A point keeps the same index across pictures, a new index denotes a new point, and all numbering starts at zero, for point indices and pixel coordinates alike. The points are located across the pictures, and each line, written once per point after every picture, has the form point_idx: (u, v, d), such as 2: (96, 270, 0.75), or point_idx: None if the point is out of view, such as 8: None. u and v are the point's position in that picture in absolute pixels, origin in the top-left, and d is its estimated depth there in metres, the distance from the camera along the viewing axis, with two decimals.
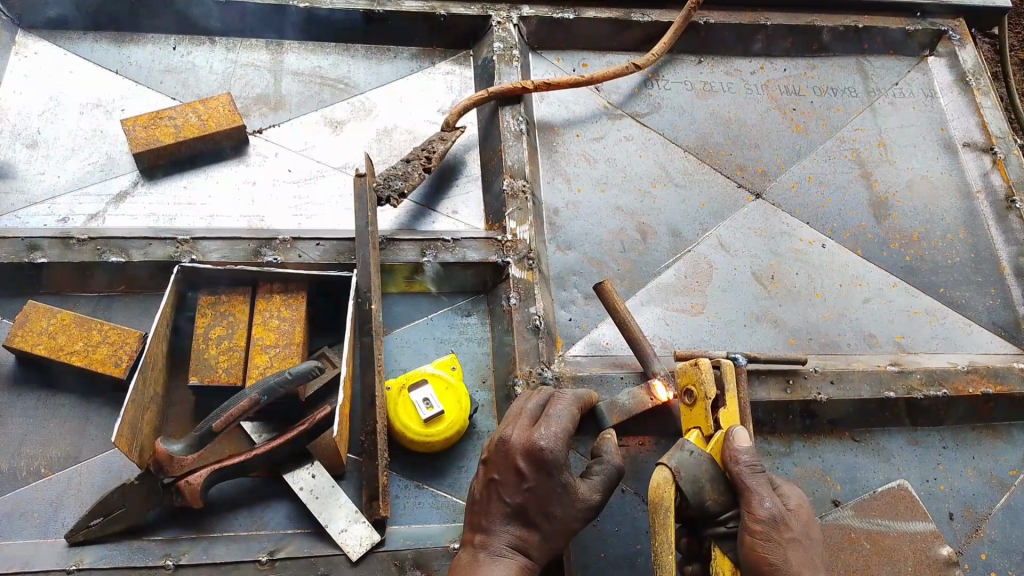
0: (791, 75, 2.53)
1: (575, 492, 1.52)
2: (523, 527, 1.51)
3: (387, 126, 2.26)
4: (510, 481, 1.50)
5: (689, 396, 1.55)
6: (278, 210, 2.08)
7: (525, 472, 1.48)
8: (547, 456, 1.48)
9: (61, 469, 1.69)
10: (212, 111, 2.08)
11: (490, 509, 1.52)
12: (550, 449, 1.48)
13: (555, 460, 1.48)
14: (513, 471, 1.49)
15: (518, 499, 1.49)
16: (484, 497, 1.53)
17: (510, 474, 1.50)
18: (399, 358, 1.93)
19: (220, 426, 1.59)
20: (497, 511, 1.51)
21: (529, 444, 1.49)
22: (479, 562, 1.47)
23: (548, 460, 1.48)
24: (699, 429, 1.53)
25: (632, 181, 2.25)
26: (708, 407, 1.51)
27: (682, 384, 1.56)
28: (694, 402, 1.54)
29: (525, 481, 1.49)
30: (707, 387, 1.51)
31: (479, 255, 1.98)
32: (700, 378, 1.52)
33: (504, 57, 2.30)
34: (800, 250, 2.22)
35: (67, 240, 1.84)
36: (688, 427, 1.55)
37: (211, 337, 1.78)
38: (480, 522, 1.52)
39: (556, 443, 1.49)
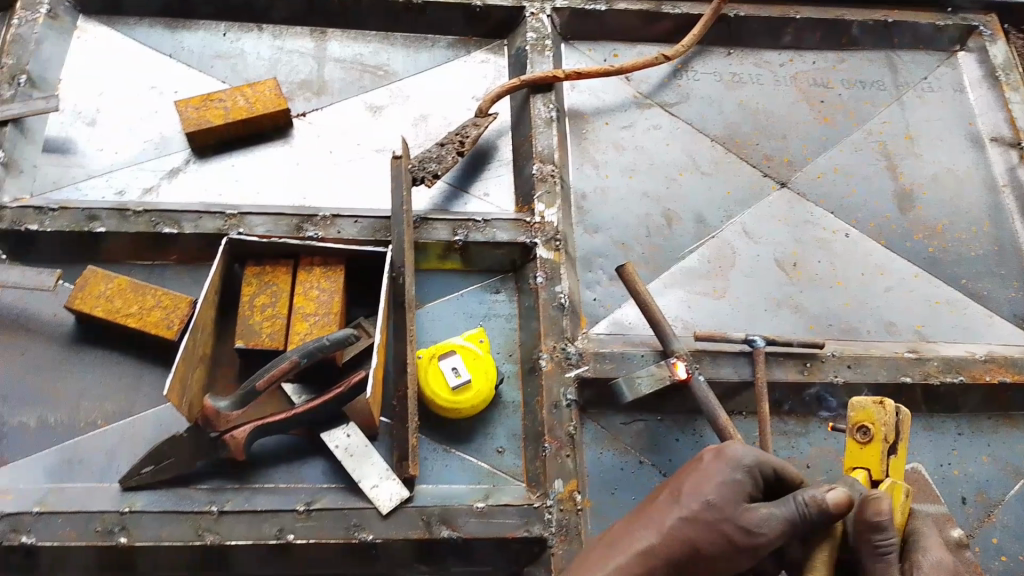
0: (819, 69, 2.57)
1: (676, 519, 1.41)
2: (660, 557, 1.39)
3: (422, 112, 2.35)
4: (664, 510, 1.43)
5: (863, 434, 1.46)
6: (319, 189, 2.18)
7: (676, 503, 1.43)
8: (705, 490, 1.41)
9: (116, 421, 1.82)
10: (259, 95, 2.21)
11: (630, 542, 1.42)
12: (732, 486, 1.41)
13: (716, 501, 1.39)
14: (664, 500, 1.45)
15: (662, 530, 1.40)
16: (626, 527, 1.46)
17: (659, 504, 1.45)
18: (429, 330, 2.03)
19: (264, 384, 1.71)
20: (634, 544, 1.41)
21: (698, 480, 1.43)
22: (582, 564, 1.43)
23: (711, 499, 1.39)
24: (867, 472, 1.47)
25: (659, 168, 2.32)
26: (886, 451, 1.45)
27: (856, 419, 1.48)
28: (867, 439, 1.47)
29: (670, 510, 1.42)
30: (887, 430, 1.45)
31: (508, 235, 2.08)
32: (883, 417, 1.46)
33: (537, 46, 2.39)
34: (823, 239, 2.26)
35: (124, 212, 1.98)
36: (853, 466, 1.47)
37: (255, 303, 1.90)
38: (609, 535, 1.47)
39: (726, 483, 1.40)
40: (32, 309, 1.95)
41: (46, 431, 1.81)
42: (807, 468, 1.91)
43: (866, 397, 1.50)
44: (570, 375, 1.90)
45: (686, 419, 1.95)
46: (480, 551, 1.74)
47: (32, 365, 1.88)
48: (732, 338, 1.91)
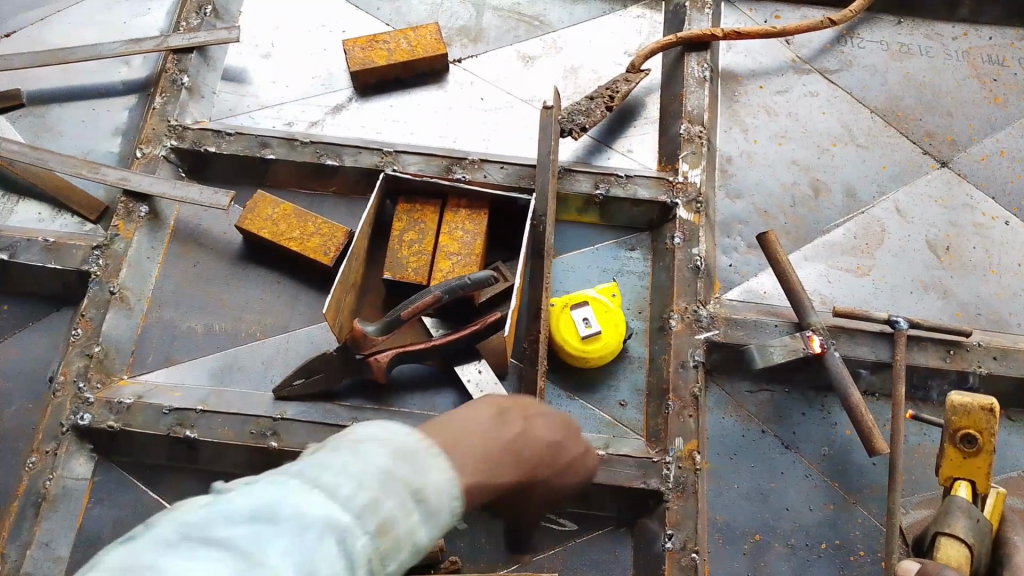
0: (997, 44, 2.40)
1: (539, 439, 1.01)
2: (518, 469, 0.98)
3: (574, 64, 2.38)
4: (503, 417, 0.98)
5: (968, 443, 1.47)
6: (469, 134, 2.26)
7: (540, 425, 1.02)
8: (550, 432, 1.04)
9: (272, 336, 2.00)
10: (420, 39, 2.29)
11: (473, 415, 0.96)
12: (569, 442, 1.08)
13: (557, 445, 1.04)
14: (523, 409, 1.02)
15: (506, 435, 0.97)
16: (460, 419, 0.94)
17: (529, 420, 1.02)
18: (564, 280, 2.09)
19: (408, 314, 1.81)
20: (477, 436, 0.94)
21: (539, 410, 1.04)
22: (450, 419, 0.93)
23: (560, 441, 1.05)
24: (972, 483, 1.47)
25: (811, 137, 2.26)
26: (992, 461, 1.47)
27: (960, 425, 1.48)
28: (974, 449, 1.47)
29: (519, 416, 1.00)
30: (994, 439, 1.46)
31: (649, 194, 2.10)
32: (988, 424, 1.46)
33: (696, 4, 2.38)
34: (981, 225, 2.15)
35: (293, 142, 2.13)
36: (956, 477, 1.47)
37: (404, 239, 2.01)
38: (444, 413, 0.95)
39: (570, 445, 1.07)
40: (205, 225, 2.14)
41: (212, 338, 2.00)
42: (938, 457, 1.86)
43: (970, 399, 1.49)
44: (700, 337, 1.92)
45: (813, 395, 1.94)
46: (596, 496, 1.79)
47: (203, 277, 2.08)
48: (873, 317, 1.87)
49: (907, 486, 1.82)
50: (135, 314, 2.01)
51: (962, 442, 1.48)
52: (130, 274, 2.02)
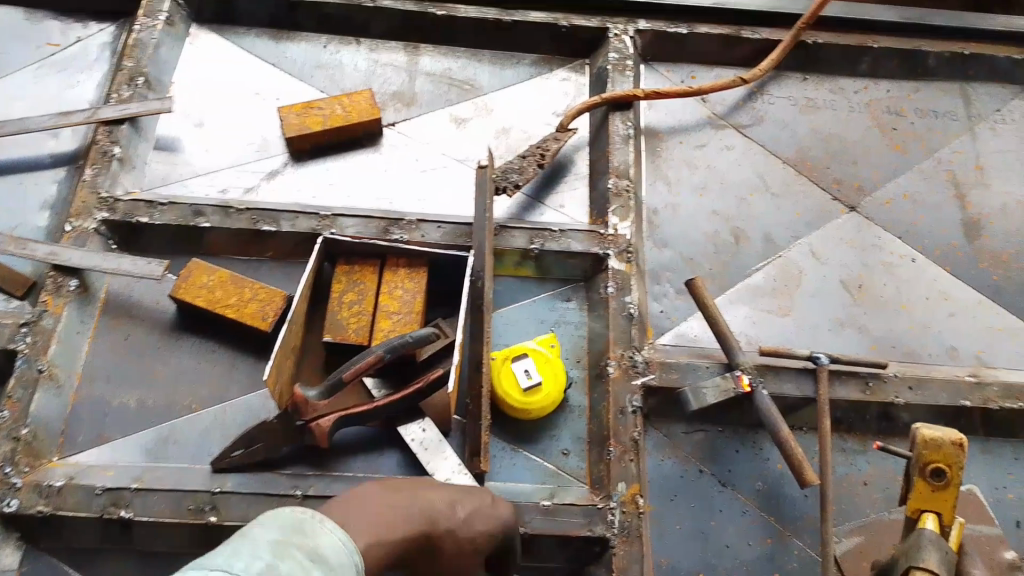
0: (893, 97, 2.60)
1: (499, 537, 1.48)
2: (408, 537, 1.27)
3: (505, 125, 2.48)
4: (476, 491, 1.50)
5: (937, 477, 1.43)
6: (405, 195, 2.32)
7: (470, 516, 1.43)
8: (492, 519, 1.46)
9: (208, 407, 1.99)
10: (355, 105, 2.37)
11: (404, 496, 1.34)
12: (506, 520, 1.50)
13: (485, 525, 1.45)
14: (481, 498, 1.48)
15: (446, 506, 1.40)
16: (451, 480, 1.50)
17: (440, 496, 1.40)
18: (503, 333, 2.15)
19: (349, 376, 1.85)
20: (401, 510, 1.29)
21: (485, 504, 1.48)
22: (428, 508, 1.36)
23: (479, 522, 1.44)
24: (938, 516, 1.43)
25: (729, 188, 2.40)
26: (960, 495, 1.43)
27: (928, 460, 1.43)
28: (943, 483, 1.43)
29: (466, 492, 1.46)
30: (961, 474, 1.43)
31: (582, 246, 2.18)
32: (958, 458, 1.42)
33: (618, 66, 2.49)
34: (889, 263, 2.30)
35: (228, 209, 2.15)
36: (924, 510, 1.43)
37: (344, 299, 2.04)
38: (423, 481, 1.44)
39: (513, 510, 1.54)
40: (137, 296, 2.13)
41: (147, 412, 1.98)
42: (864, 485, 1.96)
43: (941, 433, 1.44)
44: (636, 382, 1.99)
45: (744, 433, 2.02)
46: (542, 547, 1.82)
47: (137, 349, 2.06)
48: (796, 355, 1.97)
49: (837, 515, 1.91)
50: (65, 391, 1.97)
51: (929, 477, 1.44)
52: (59, 352, 1.98)
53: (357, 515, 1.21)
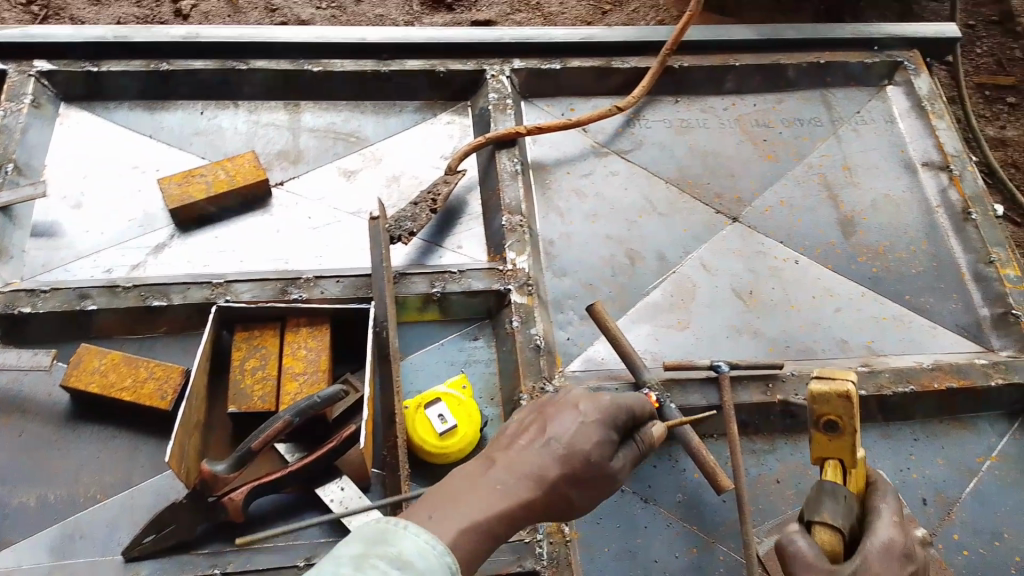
0: (760, 110, 2.76)
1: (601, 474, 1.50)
2: (531, 498, 1.41)
3: (394, 173, 2.50)
4: (562, 412, 1.51)
5: (830, 429, 1.31)
6: (301, 253, 2.30)
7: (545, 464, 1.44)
8: (597, 433, 1.49)
9: (113, 495, 1.90)
10: (238, 168, 2.34)
11: (498, 479, 1.40)
12: (610, 420, 1.53)
13: (592, 451, 1.47)
14: (559, 447, 1.46)
15: (536, 462, 1.44)
16: (528, 422, 1.52)
17: (506, 476, 1.41)
18: (414, 380, 2.15)
19: (258, 444, 1.81)
20: (491, 494, 1.37)
21: (565, 452, 1.46)
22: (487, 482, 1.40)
23: (582, 449, 1.47)
24: (839, 462, 1.36)
25: (619, 212, 2.48)
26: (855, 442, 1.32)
27: (818, 415, 1.31)
28: (835, 436, 1.32)
29: (553, 426, 1.48)
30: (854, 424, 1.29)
31: (483, 284, 2.21)
32: (846, 411, 1.28)
33: (498, 106, 2.56)
34: (775, 267, 2.42)
35: (114, 289, 2.09)
36: (824, 459, 1.36)
37: (246, 367, 2.00)
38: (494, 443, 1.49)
39: (612, 406, 1.54)
40: (25, 389, 2.03)
41: (47, 509, 1.87)
42: (777, 483, 2.03)
43: (827, 387, 1.27)
44: None
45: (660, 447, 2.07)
46: None
47: (31, 445, 1.96)
48: (698, 365, 2.05)
49: (755, 515, 1.97)
50: None
51: (824, 429, 1.32)
52: None
53: (468, 500, 1.35)
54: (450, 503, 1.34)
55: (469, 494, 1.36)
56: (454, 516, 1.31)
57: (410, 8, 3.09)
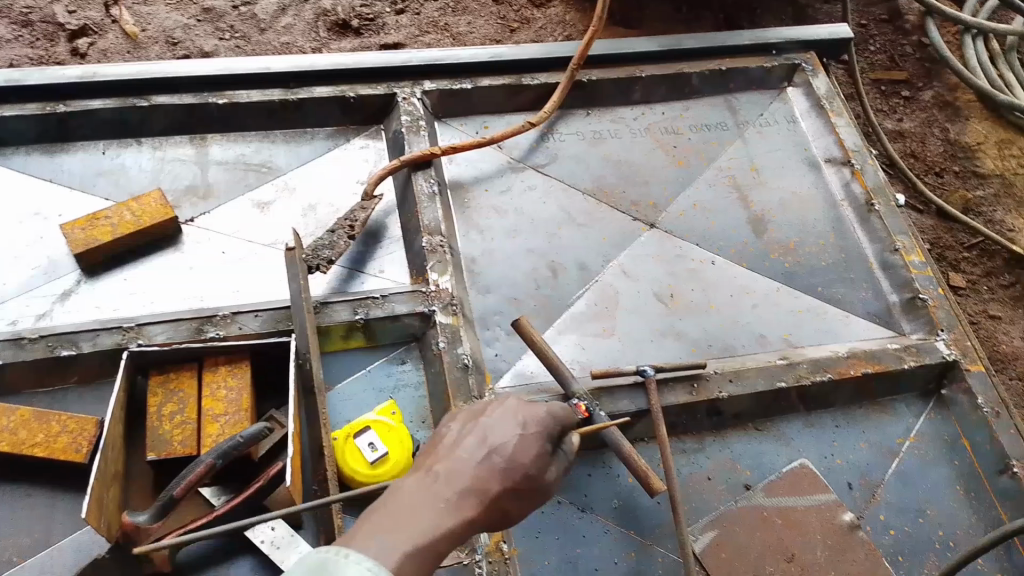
0: (669, 118, 2.83)
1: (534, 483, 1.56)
2: (475, 513, 1.45)
3: (310, 202, 2.46)
4: (503, 422, 1.57)
5: None
6: (217, 290, 2.25)
7: (487, 473, 1.49)
8: (533, 447, 1.57)
9: (32, 557, 1.81)
10: (145, 207, 2.27)
11: (442, 489, 1.44)
12: (546, 432, 1.61)
13: (529, 464, 1.55)
14: (500, 457, 1.52)
15: (477, 475, 1.48)
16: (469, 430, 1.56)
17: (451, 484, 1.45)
18: (342, 409, 2.11)
19: (181, 492, 1.76)
20: (437, 511, 1.40)
21: (505, 462, 1.51)
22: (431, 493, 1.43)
23: (521, 462, 1.53)
24: None
25: (539, 225, 2.50)
26: None
27: None
28: None
29: (495, 436, 1.54)
30: None
31: (406, 307, 2.19)
32: None
33: (412, 128, 2.55)
34: (693, 270, 2.48)
35: (19, 341, 2.00)
36: None
37: (164, 412, 1.93)
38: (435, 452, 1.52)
39: (546, 419, 1.62)
40: None
41: None
42: (708, 480, 2.08)
43: None
44: None
45: (594, 455, 2.08)
46: None
47: None
48: (625, 371, 2.07)
49: (690, 514, 2.00)
50: None
51: None
52: None
53: (415, 519, 1.37)
54: (400, 521, 1.35)
55: (415, 511, 1.38)
56: (403, 535, 1.33)
57: (316, 34, 3.07)
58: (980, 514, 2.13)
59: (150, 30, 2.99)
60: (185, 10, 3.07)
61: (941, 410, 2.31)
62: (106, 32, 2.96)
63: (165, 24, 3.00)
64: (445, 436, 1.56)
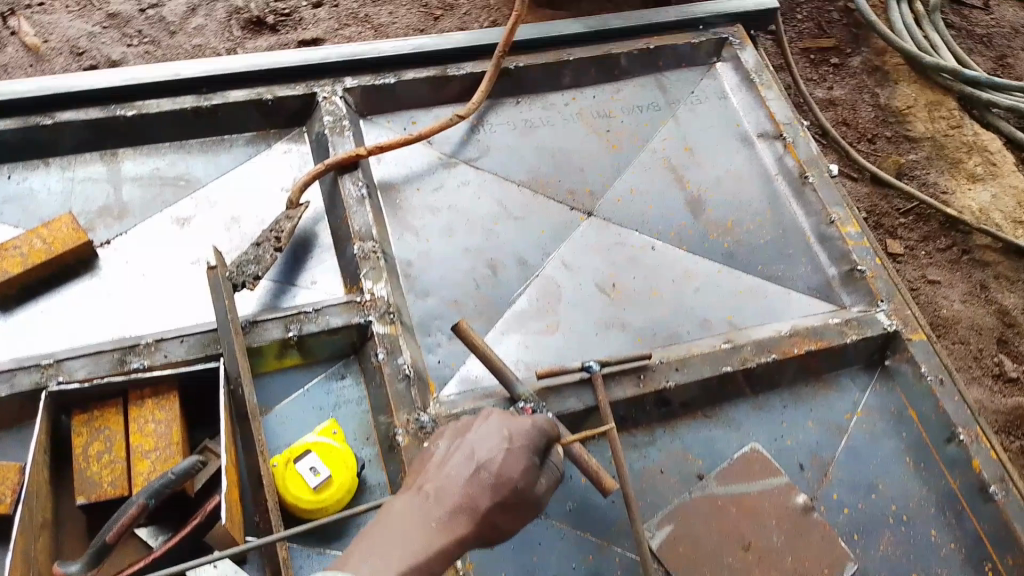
0: (601, 101, 2.78)
1: (526, 496, 1.54)
2: (466, 531, 1.45)
3: (233, 214, 2.36)
4: (487, 436, 1.56)
5: None
6: (139, 315, 2.14)
7: (475, 489, 1.49)
8: (520, 461, 1.54)
9: None
10: (57, 233, 2.12)
11: (431, 510, 1.45)
12: (533, 444, 1.59)
13: (518, 478, 1.52)
14: (486, 471, 1.51)
15: (466, 493, 1.48)
16: (457, 446, 1.56)
17: (439, 506, 1.45)
18: (281, 434, 2.03)
19: (114, 536, 1.65)
20: (427, 533, 1.41)
21: (492, 477, 1.51)
22: (417, 514, 1.44)
23: (509, 477, 1.51)
24: None
25: (474, 223, 2.43)
26: None
27: None
28: None
29: (480, 452, 1.53)
30: None
31: (342, 319, 2.10)
32: None
33: (335, 129, 2.45)
34: (634, 257, 2.44)
35: None
36: None
37: (89, 453, 1.82)
38: (424, 472, 1.53)
39: (533, 430, 1.60)
40: None
41: None
42: (661, 473, 2.07)
43: None
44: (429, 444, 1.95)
45: None
46: None
47: None
48: (570, 369, 2.03)
49: (645, 510, 1.99)
50: None
51: None
52: None
53: (404, 543, 1.38)
54: (386, 549, 1.36)
55: (404, 536, 1.39)
56: (393, 560, 1.34)
57: (230, 33, 2.92)
58: (929, 483, 2.17)
59: (52, 40, 2.81)
60: (89, 17, 2.88)
61: (887, 381, 2.33)
62: (4, 46, 2.77)
63: (68, 34, 2.82)
64: (432, 454, 1.57)
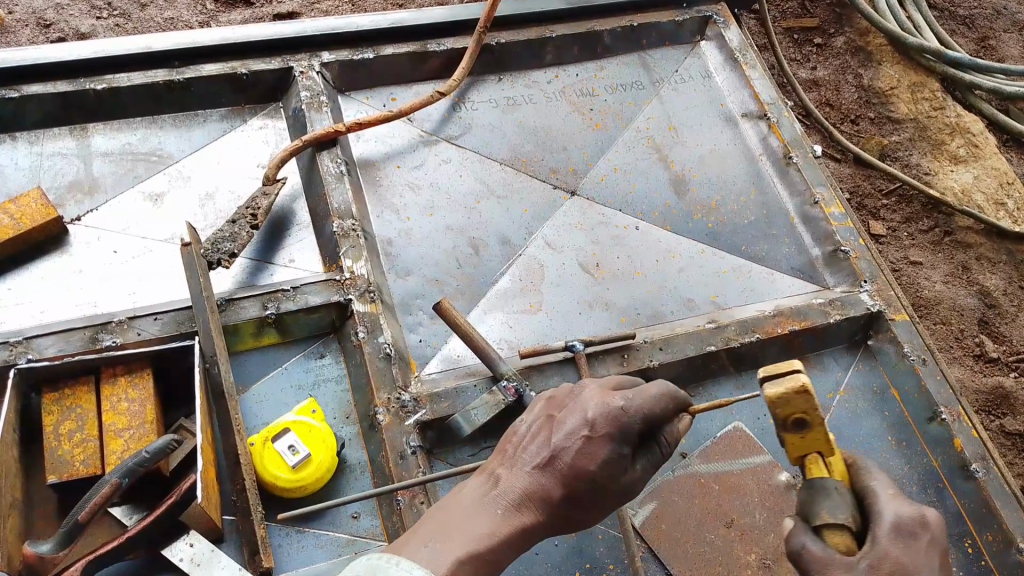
0: (583, 79, 2.74)
1: (606, 486, 1.49)
2: (533, 520, 1.43)
3: (208, 190, 2.30)
4: (566, 423, 1.47)
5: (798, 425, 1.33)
6: (111, 293, 2.09)
7: (548, 478, 1.45)
8: (602, 450, 1.46)
9: None
10: (24, 209, 2.05)
11: (501, 496, 1.42)
12: (621, 433, 1.47)
13: (596, 469, 1.45)
14: (563, 457, 1.45)
15: (536, 482, 1.44)
16: (540, 428, 1.50)
17: (511, 492, 1.43)
18: (259, 412, 1.99)
19: (86, 516, 1.61)
20: (492, 521, 1.38)
21: (571, 465, 1.45)
22: (483, 501, 1.42)
23: (585, 468, 1.45)
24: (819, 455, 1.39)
25: (456, 201, 2.39)
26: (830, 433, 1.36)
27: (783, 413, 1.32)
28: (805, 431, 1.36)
29: (558, 437, 1.46)
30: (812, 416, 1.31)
31: (321, 298, 2.06)
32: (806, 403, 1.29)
33: (313, 104, 2.40)
34: (617, 236, 2.42)
35: None
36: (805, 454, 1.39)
37: (60, 431, 1.77)
38: (501, 455, 1.50)
39: (621, 416, 1.47)
40: None
41: None
42: None
43: (783, 388, 1.29)
44: (410, 423, 1.92)
45: None
46: None
47: None
48: (553, 348, 2.01)
49: None
50: None
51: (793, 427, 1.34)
52: None
53: (469, 530, 1.36)
54: (446, 537, 1.33)
55: (464, 525, 1.36)
56: (454, 548, 1.31)
57: (202, 6, 2.86)
58: (911, 462, 2.17)
59: (17, 11, 2.72)
60: None
61: (869, 360, 2.33)
62: None
63: (34, 5, 2.73)
64: (515, 431, 1.52)
